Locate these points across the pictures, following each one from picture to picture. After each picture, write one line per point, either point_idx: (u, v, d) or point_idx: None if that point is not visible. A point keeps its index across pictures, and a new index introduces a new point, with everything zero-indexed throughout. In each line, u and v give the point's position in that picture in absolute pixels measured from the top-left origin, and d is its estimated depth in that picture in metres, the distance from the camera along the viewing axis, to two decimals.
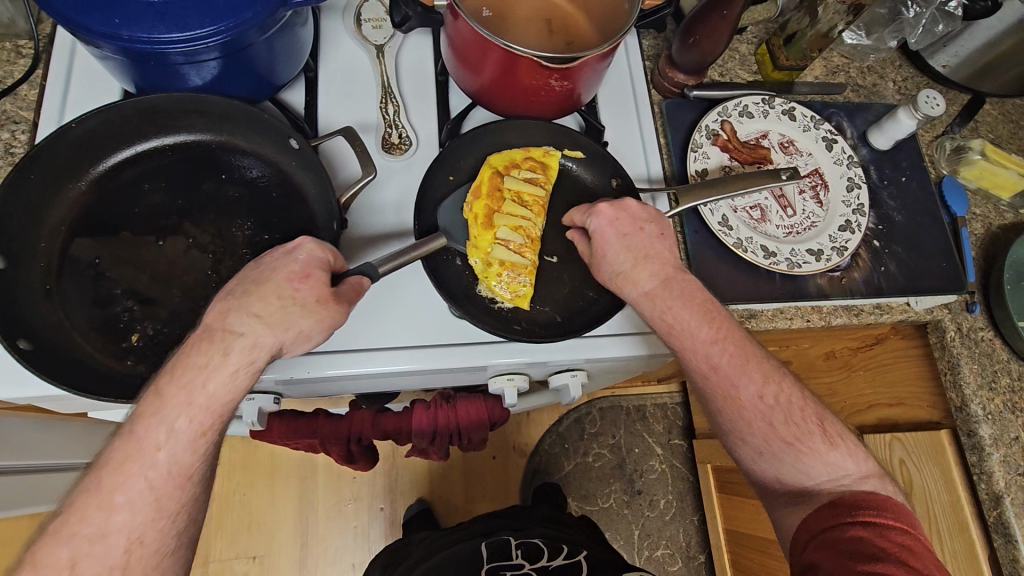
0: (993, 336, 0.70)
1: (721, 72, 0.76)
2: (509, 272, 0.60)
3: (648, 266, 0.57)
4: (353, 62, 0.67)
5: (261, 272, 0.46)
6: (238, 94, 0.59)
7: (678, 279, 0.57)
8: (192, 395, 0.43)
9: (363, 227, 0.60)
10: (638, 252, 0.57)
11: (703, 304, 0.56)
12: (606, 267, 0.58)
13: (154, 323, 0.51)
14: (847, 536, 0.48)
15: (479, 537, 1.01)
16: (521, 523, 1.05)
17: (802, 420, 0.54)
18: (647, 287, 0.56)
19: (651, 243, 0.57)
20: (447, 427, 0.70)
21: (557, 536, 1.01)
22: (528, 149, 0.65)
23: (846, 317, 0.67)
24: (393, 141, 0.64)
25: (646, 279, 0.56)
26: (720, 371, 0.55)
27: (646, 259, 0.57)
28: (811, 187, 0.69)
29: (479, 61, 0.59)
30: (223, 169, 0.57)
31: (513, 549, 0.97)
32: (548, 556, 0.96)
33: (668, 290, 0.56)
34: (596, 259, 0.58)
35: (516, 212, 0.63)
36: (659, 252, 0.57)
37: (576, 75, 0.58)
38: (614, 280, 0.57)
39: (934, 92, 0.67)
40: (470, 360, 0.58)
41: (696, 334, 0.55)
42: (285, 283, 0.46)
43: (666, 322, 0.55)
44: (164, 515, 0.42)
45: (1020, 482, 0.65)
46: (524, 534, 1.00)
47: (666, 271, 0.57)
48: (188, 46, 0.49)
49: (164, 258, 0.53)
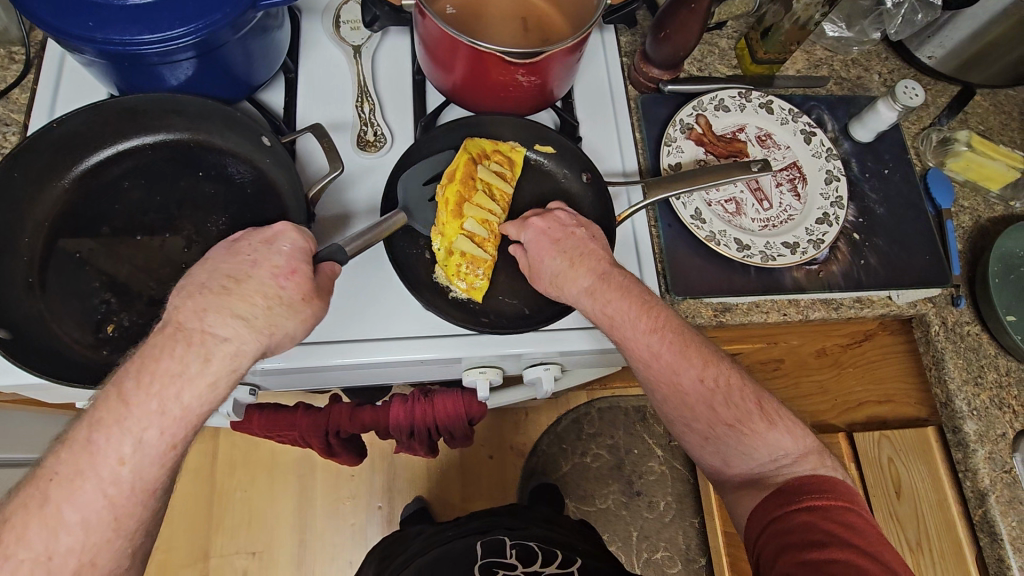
0: (980, 330, 0.68)
1: (700, 67, 0.76)
2: (469, 263, 0.61)
3: (584, 264, 0.57)
4: (332, 63, 0.68)
5: (236, 271, 0.47)
6: (216, 95, 0.61)
7: (616, 276, 0.57)
8: (164, 404, 0.44)
9: (333, 224, 0.61)
10: (574, 252, 0.58)
11: (639, 296, 0.56)
12: (547, 269, 0.58)
13: (129, 314, 0.53)
14: (793, 524, 0.49)
15: (473, 535, 0.99)
16: (518, 523, 1.02)
17: (741, 401, 0.55)
18: (585, 283, 0.56)
19: (584, 243, 0.58)
20: (425, 421, 0.70)
21: (548, 537, 0.98)
22: (496, 141, 0.66)
23: (823, 311, 0.66)
24: (367, 139, 0.64)
25: (583, 277, 0.57)
26: (690, 373, 0.55)
27: (581, 258, 0.57)
28: (789, 180, 0.68)
29: (449, 59, 0.60)
30: (199, 167, 0.59)
31: (508, 549, 0.95)
32: (541, 560, 0.92)
33: (607, 284, 0.56)
34: (537, 265, 0.59)
35: (485, 205, 0.64)
36: (593, 250, 0.58)
37: (542, 70, 0.59)
38: (552, 280, 0.58)
39: (913, 83, 0.67)
40: (439, 352, 0.59)
41: (660, 338, 0.55)
42: (269, 279, 0.48)
43: (607, 315, 0.55)
44: (120, 535, 0.44)
45: (1007, 480, 0.63)
46: (519, 536, 0.98)
47: (603, 269, 0.57)
48: (161, 47, 0.51)
49: (141, 252, 0.55)
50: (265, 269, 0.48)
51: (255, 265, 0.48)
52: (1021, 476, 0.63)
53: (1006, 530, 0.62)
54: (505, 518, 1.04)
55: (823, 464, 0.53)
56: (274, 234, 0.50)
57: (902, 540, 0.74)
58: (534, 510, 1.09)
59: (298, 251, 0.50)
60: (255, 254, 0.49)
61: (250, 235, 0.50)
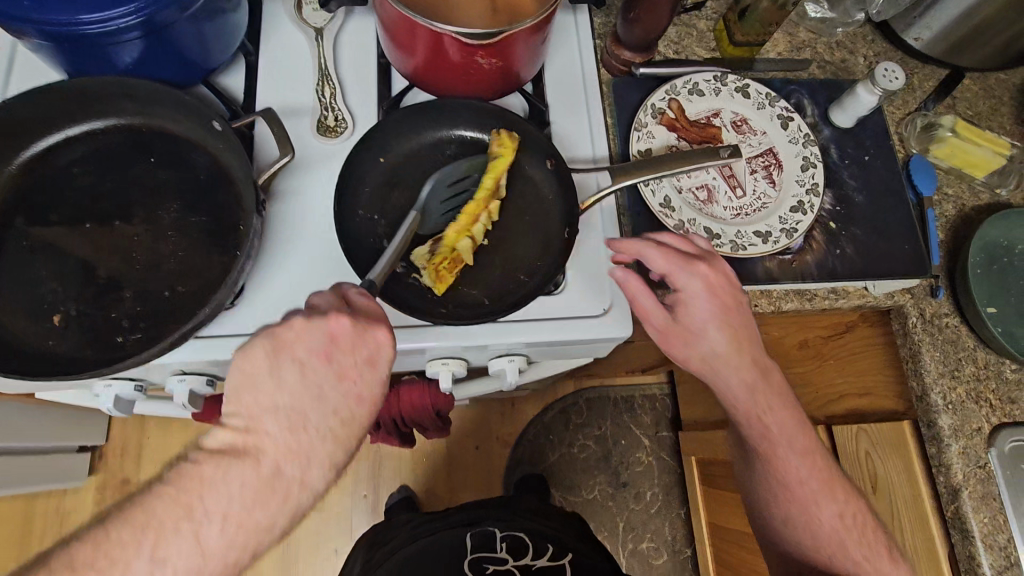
0: (959, 323, 0.66)
1: (677, 50, 0.73)
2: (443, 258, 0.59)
3: (728, 322, 0.56)
4: (293, 45, 0.66)
5: (326, 397, 0.46)
6: (170, 79, 0.59)
7: (743, 330, 0.57)
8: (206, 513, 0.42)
9: (288, 212, 0.60)
10: (724, 307, 0.56)
11: (755, 357, 0.58)
12: (655, 315, 0.57)
13: (78, 304, 0.52)
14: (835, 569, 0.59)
15: (463, 527, 0.92)
16: (508, 514, 0.94)
17: (810, 446, 0.61)
18: (710, 346, 0.57)
19: (745, 321, 0.58)
20: (390, 410, 0.71)
21: (544, 533, 0.92)
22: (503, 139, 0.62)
23: (797, 302, 0.65)
24: (328, 124, 0.63)
25: (715, 339, 0.57)
26: (774, 414, 0.60)
27: (726, 316, 0.57)
28: (764, 167, 0.66)
29: (405, 41, 0.58)
30: (152, 152, 0.57)
31: (498, 542, 0.90)
32: (531, 555, 0.88)
33: (734, 350, 0.57)
34: (650, 303, 0.56)
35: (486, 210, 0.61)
36: (744, 323, 0.58)
37: (502, 52, 0.57)
38: (667, 333, 0.57)
39: (893, 65, 0.64)
40: (397, 344, 0.57)
41: (755, 391, 0.59)
42: (362, 403, 0.48)
43: (713, 373, 0.58)
44: None
45: (981, 476, 0.62)
46: (509, 527, 0.92)
47: (737, 326, 0.57)
48: (103, 27, 0.50)
49: (91, 240, 0.54)
50: (359, 391, 0.48)
51: (355, 398, 0.47)
52: (994, 471, 0.62)
53: (978, 527, 0.60)
54: (497, 510, 0.96)
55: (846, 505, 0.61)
56: (374, 344, 0.48)
57: None
58: (525, 501, 1.01)
59: (384, 364, 0.48)
60: (360, 372, 0.48)
61: (345, 337, 0.47)
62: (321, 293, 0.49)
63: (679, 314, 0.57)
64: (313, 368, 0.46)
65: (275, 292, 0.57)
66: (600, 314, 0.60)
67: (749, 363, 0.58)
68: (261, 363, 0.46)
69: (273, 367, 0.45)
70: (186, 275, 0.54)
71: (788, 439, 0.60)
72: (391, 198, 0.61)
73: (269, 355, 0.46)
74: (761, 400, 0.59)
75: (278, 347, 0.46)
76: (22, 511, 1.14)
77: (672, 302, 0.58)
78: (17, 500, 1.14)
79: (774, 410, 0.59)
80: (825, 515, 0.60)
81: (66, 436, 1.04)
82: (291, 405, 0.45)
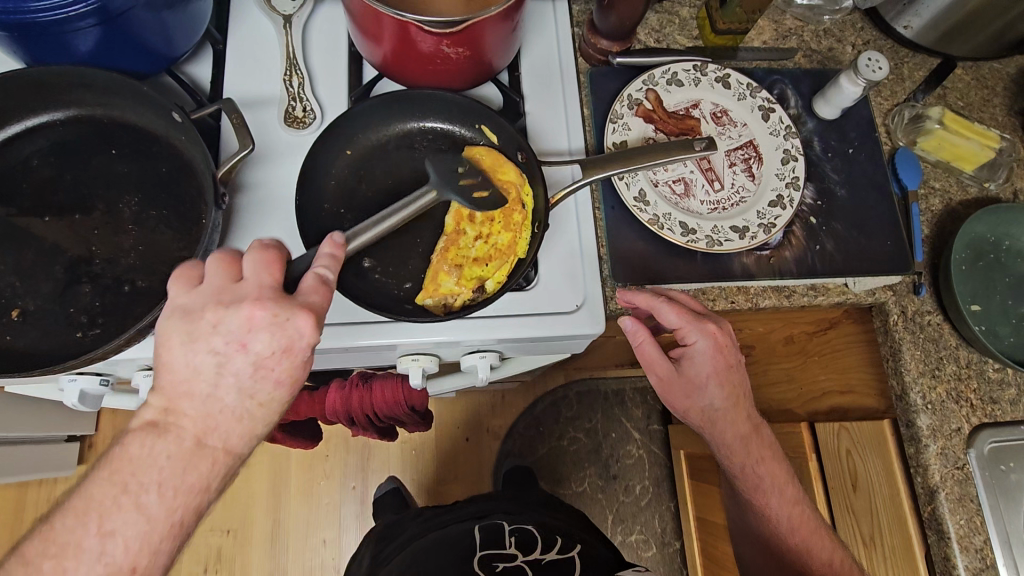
0: (941, 320, 0.65)
1: (658, 38, 0.71)
2: (448, 282, 0.58)
3: (727, 382, 0.60)
4: (261, 34, 0.65)
5: (240, 384, 0.42)
6: (132, 68, 0.58)
7: (738, 389, 0.62)
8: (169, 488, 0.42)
9: (252, 205, 0.58)
10: (725, 367, 0.59)
11: (738, 395, 0.62)
12: (653, 370, 0.60)
13: (35, 299, 0.51)
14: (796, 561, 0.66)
15: (472, 520, 0.89)
16: (515, 506, 0.92)
17: (767, 453, 0.66)
18: (708, 403, 0.61)
19: (740, 376, 0.62)
20: (362, 408, 0.69)
21: (552, 525, 0.89)
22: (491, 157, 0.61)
23: (774, 299, 0.63)
24: (295, 115, 0.61)
25: (711, 397, 0.61)
26: (740, 437, 0.64)
27: (727, 375, 0.60)
28: (743, 160, 0.65)
29: (371, 30, 0.56)
30: (113, 144, 0.56)
31: (507, 537, 0.86)
32: (541, 549, 0.85)
33: (728, 403, 0.61)
34: (653, 358, 0.59)
35: (488, 230, 0.60)
36: (737, 377, 0.62)
37: (470, 40, 0.55)
38: (666, 384, 0.61)
39: (876, 54, 0.63)
40: (361, 340, 0.56)
41: (737, 426, 0.63)
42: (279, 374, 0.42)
43: (706, 420, 0.62)
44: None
45: (958, 477, 0.61)
46: (519, 520, 0.88)
47: (733, 384, 0.61)
48: (57, 14, 0.48)
49: (48, 234, 0.53)
50: (272, 377, 0.42)
51: (273, 382, 0.42)
52: (972, 472, 0.61)
53: (954, 529, 0.59)
54: (504, 501, 0.93)
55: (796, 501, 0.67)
56: (292, 331, 0.42)
57: (856, 533, 0.72)
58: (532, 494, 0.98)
59: (305, 355, 0.43)
60: (277, 362, 0.42)
61: (261, 322, 0.41)
62: (260, 261, 0.44)
63: (683, 369, 0.60)
64: (227, 358, 0.41)
65: None
66: (570, 311, 0.58)
67: (742, 420, 0.63)
68: (176, 351, 0.41)
69: (185, 353, 0.41)
70: (145, 270, 0.53)
71: (775, 486, 0.66)
72: (358, 191, 0.60)
73: (182, 343, 0.41)
74: (751, 451, 0.65)
75: (192, 333, 0.42)
76: (13, 500, 1.15)
77: (677, 354, 0.61)
78: (9, 490, 1.15)
79: (764, 462, 0.65)
80: (777, 512, 0.66)
81: (52, 427, 1.04)
82: (211, 388, 0.41)
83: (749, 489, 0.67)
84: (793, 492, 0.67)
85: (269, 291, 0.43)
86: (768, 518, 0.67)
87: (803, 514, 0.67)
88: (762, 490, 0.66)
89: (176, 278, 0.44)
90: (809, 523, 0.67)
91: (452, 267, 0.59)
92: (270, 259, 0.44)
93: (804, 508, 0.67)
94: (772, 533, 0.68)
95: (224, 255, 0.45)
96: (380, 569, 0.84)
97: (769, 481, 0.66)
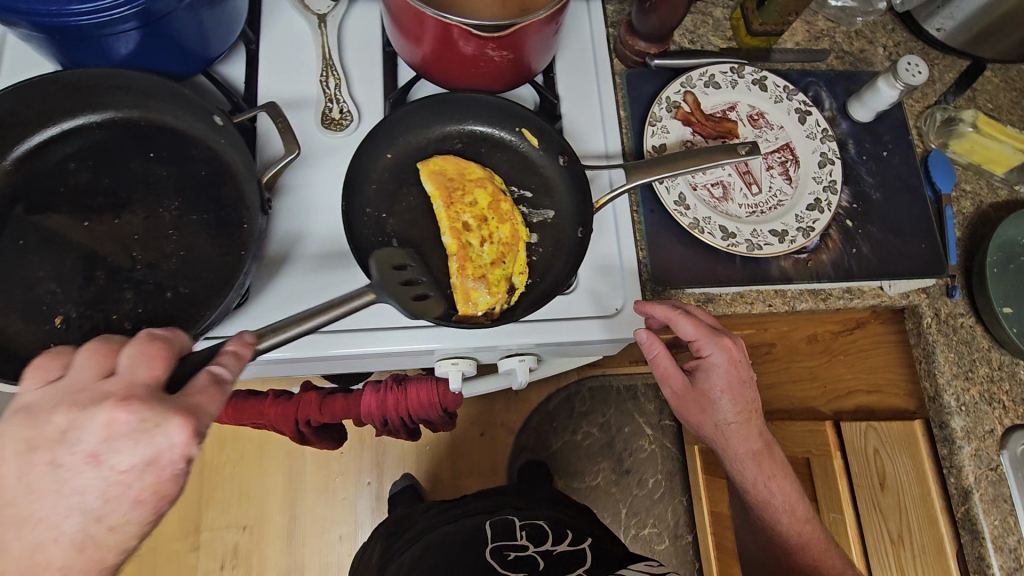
0: (974, 323, 0.66)
1: (692, 39, 0.71)
2: (474, 285, 0.59)
3: (741, 397, 0.60)
4: (297, 35, 0.64)
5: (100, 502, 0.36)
6: (169, 70, 0.57)
7: (750, 406, 0.61)
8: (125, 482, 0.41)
9: (289, 210, 0.58)
10: (740, 381, 0.60)
11: (750, 413, 0.62)
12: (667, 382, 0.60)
13: (77, 306, 0.50)
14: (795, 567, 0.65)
15: (482, 514, 0.84)
16: (526, 502, 0.88)
17: (778, 465, 0.64)
18: (720, 418, 0.61)
19: (751, 396, 0.61)
20: (397, 411, 0.69)
21: (561, 520, 0.83)
22: (463, 166, 0.61)
23: (811, 302, 0.63)
24: (332, 117, 0.61)
25: (722, 411, 0.60)
26: (751, 453, 0.63)
27: (741, 391, 0.60)
28: (780, 163, 0.65)
29: (414, 33, 0.55)
30: (151, 147, 0.56)
31: (518, 530, 0.80)
32: (552, 541, 0.77)
33: (738, 420, 0.61)
34: (668, 369, 0.58)
35: (488, 235, 0.62)
36: (749, 396, 0.61)
37: (515, 43, 0.54)
38: (681, 397, 0.60)
39: (916, 58, 0.63)
40: (404, 344, 0.55)
41: (747, 441, 0.62)
42: (142, 487, 0.37)
43: (717, 434, 0.62)
44: None
45: (991, 477, 0.62)
46: (528, 515, 0.83)
47: (746, 401, 0.61)
48: (99, 17, 0.47)
49: (89, 239, 0.52)
50: (138, 491, 0.37)
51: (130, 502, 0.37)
52: (1006, 473, 0.62)
53: (989, 529, 0.60)
54: (514, 498, 0.89)
55: (802, 518, 0.65)
56: (162, 441, 0.36)
57: (884, 531, 0.70)
58: (538, 490, 0.96)
59: (176, 468, 0.37)
60: (138, 477, 0.36)
61: (124, 433, 0.35)
62: (137, 351, 0.38)
63: (697, 382, 0.60)
64: (75, 474, 0.35)
65: (287, 288, 0.55)
66: (611, 315, 0.58)
67: (753, 436, 0.63)
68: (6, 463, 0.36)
69: (23, 470, 0.35)
70: (188, 276, 0.52)
71: (786, 502, 0.65)
72: (398, 196, 0.60)
73: (19, 454, 0.36)
74: (762, 467, 0.64)
75: (33, 442, 0.36)
76: None
77: (692, 367, 0.61)
78: None
79: (775, 478, 0.64)
80: (783, 525, 0.65)
81: None
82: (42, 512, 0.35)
83: (761, 507, 0.65)
84: (804, 510, 0.65)
85: (144, 391, 0.37)
86: (778, 536, 0.66)
87: (814, 534, 0.65)
88: (772, 506, 0.65)
89: (30, 368, 0.39)
90: (819, 542, 0.65)
91: (477, 282, 0.59)
92: (152, 351, 0.39)
93: (814, 526, 0.66)
94: (780, 548, 0.67)
95: (99, 343, 0.39)
96: (388, 564, 0.80)
97: (781, 498, 0.64)
